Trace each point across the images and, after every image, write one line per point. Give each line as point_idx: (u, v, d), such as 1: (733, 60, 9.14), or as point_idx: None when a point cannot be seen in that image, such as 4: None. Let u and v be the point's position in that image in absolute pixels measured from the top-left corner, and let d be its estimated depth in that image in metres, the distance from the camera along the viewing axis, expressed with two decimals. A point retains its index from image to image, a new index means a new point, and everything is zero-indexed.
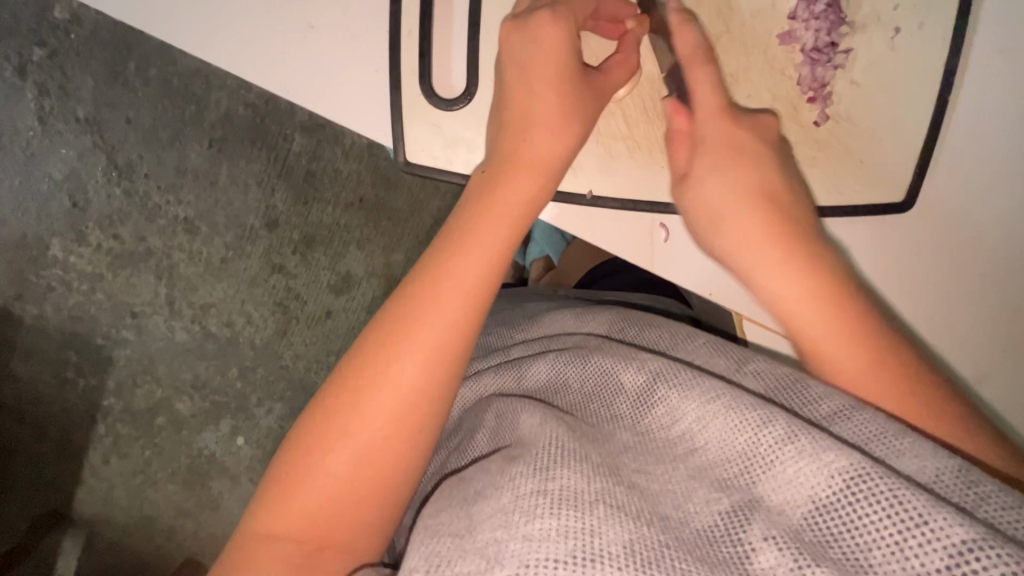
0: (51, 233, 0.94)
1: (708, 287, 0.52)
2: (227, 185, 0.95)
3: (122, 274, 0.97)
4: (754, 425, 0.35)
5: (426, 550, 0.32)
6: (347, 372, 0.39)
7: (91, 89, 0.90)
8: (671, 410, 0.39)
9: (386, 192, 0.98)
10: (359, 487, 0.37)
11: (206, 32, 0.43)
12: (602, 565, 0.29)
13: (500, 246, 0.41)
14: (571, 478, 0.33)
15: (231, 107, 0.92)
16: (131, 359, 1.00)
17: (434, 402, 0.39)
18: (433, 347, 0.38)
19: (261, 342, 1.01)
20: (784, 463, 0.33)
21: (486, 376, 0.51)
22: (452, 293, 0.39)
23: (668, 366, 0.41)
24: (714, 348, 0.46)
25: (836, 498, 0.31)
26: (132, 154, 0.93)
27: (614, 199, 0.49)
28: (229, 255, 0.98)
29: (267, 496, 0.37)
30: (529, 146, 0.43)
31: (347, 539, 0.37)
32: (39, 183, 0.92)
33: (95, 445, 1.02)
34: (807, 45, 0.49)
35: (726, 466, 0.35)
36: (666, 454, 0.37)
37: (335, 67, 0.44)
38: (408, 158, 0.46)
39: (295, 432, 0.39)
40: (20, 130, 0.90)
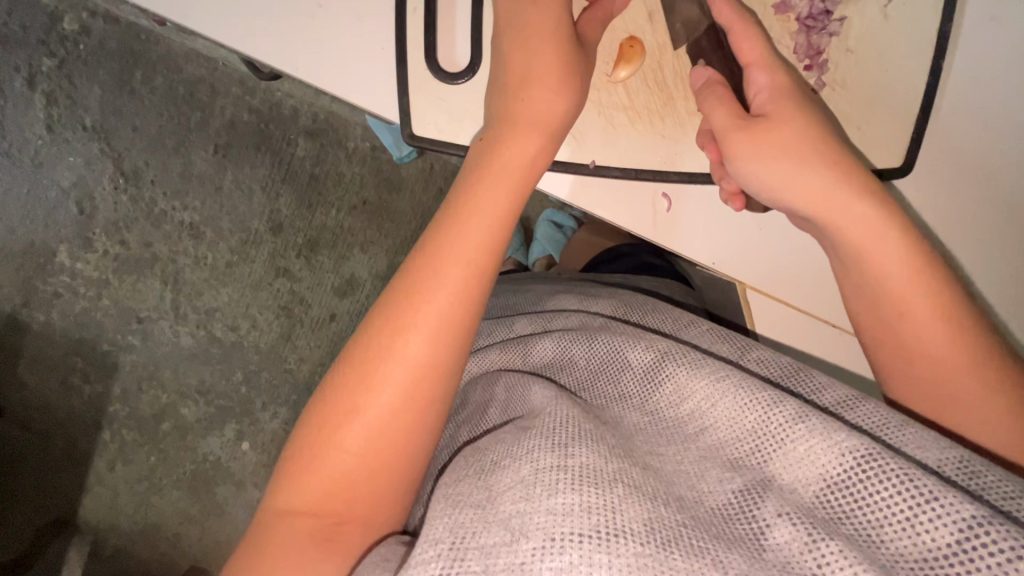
0: (57, 240, 0.95)
1: (713, 257, 0.50)
2: (232, 190, 0.96)
3: (128, 280, 0.98)
4: (762, 405, 0.35)
5: (449, 520, 0.31)
6: (363, 339, 0.39)
7: (98, 97, 0.91)
8: (679, 388, 0.39)
9: (389, 195, 0.99)
10: (371, 467, 0.37)
11: (210, 8, 0.42)
12: (623, 540, 0.28)
13: (502, 210, 0.41)
14: (589, 456, 0.33)
15: (236, 114, 0.94)
16: (137, 365, 1.01)
17: (439, 382, 0.38)
18: (435, 319, 0.38)
19: (266, 346, 1.02)
20: (795, 441, 0.33)
21: (491, 352, 0.51)
22: (454, 264, 0.39)
23: (677, 347, 0.41)
24: (723, 335, 0.45)
25: (847, 476, 0.31)
26: (138, 161, 0.94)
27: (617, 168, 0.47)
28: (234, 259, 0.98)
29: (283, 475, 0.37)
30: (526, 106, 0.43)
31: (368, 510, 0.37)
32: (46, 191, 0.93)
33: (100, 452, 1.02)
34: (802, 13, 0.47)
35: (737, 445, 0.35)
36: (674, 435, 0.37)
37: (342, 41, 0.43)
38: (414, 131, 0.45)
39: (306, 416, 0.39)
40: (29, 139, 0.91)
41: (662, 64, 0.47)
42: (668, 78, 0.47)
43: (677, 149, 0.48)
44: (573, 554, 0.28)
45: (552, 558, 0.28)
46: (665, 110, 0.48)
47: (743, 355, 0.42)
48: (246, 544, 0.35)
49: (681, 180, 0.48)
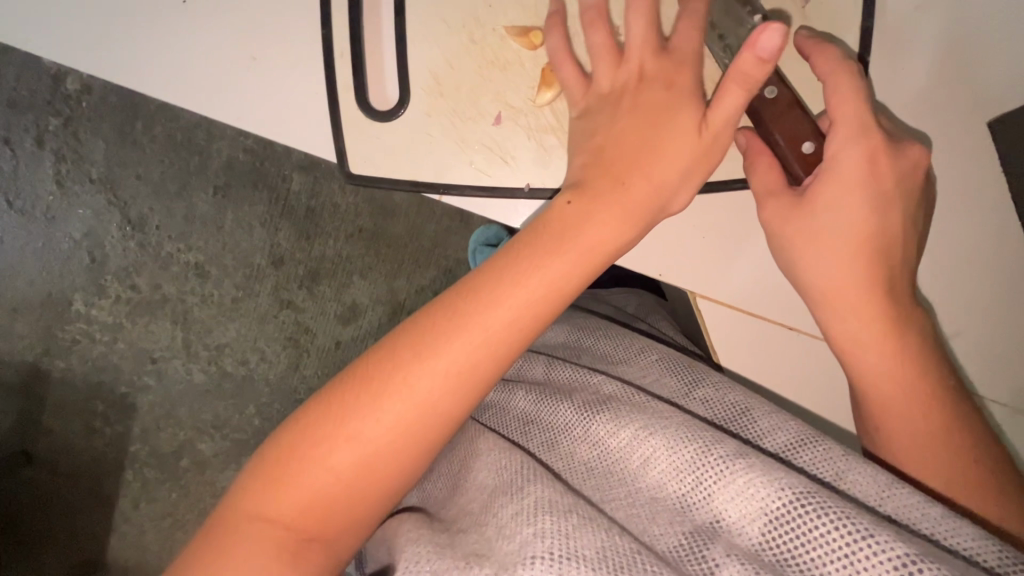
0: (72, 289, 0.99)
1: (658, 269, 0.53)
2: (233, 228, 0.99)
3: (140, 322, 1.01)
4: (702, 447, 0.39)
5: (408, 550, 0.39)
6: (381, 357, 0.40)
7: (103, 150, 0.95)
8: (617, 423, 0.43)
9: (384, 221, 1.01)
10: (355, 486, 0.39)
11: (164, 75, 0.49)
12: (574, 563, 0.34)
13: (556, 286, 0.41)
14: (542, 491, 0.39)
15: (232, 154, 0.97)
16: (154, 405, 1.04)
17: (445, 426, 0.40)
18: (460, 370, 0.39)
19: (275, 378, 1.04)
20: (734, 475, 0.37)
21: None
22: (498, 314, 0.40)
23: (622, 391, 0.47)
24: (671, 365, 0.50)
25: (786, 510, 0.34)
26: (143, 208, 0.98)
27: (552, 190, 0.52)
28: (239, 295, 1.01)
29: (257, 471, 0.39)
30: (626, 191, 0.44)
31: (357, 512, 0.39)
32: (60, 243, 0.98)
33: (124, 492, 1.05)
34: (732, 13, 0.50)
35: (681, 480, 0.39)
36: (627, 480, 0.42)
37: (281, 94, 0.50)
38: (352, 170, 0.51)
39: (298, 415, 0.40)
40: (41, 195, 0.96)
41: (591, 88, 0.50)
42: None
43: None
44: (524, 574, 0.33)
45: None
46: None
47: (689, 395, 0.48)
48: (207, 535, 0.38)
49: None
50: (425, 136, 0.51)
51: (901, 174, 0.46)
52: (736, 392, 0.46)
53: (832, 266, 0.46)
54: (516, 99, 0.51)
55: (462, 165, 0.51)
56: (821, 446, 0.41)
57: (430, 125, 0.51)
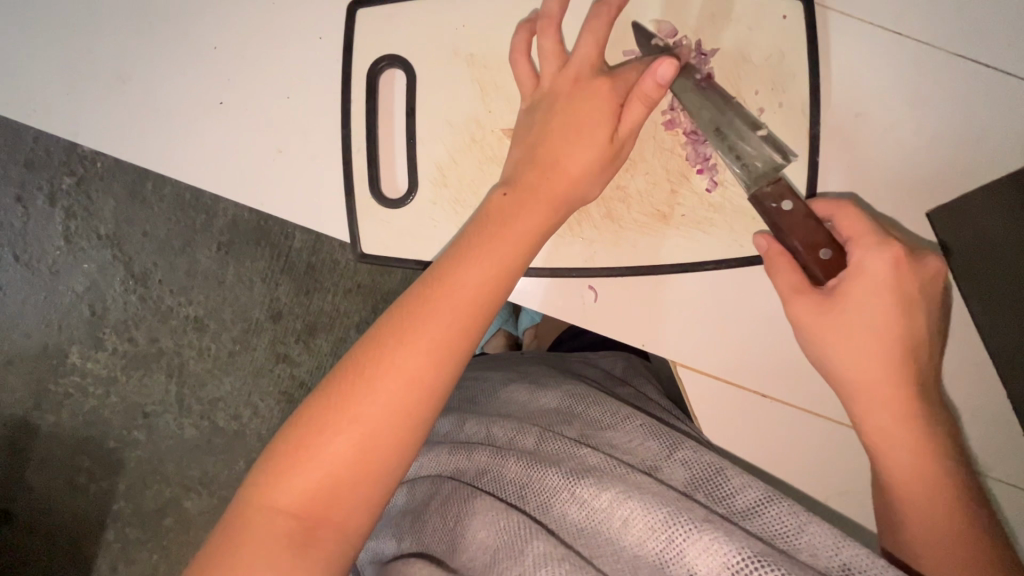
0: (70, 342, 1.00)
1: (642, 340, 0.56)
2: (234, 283, 1.01)
3: (134, 376, 1.01)
4: (673, 510, 0.42)
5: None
6: (367, 347, 0.42)
7: (112, 208, 0.99)
8: (602, 484, 0.45)
9: (381, 277, 1.04)
10: (359, 473, 0.40)
11: (198, 164, 0.55)
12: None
13: (507, 262, 0.45)
14: (542, 545, 0.41)
15: (237, 213, 1.00)
16: (141, 460, 1.02)
17: (432, 403, 0.42)
18: (438, 344, 0.42)
19: (267, 433, 1.03)
20: (700, 532, 0.40)
21: (441, 450, 0.57)
22: (464, 290, 0.43)
23: (605, 460, 0.48)
24: (655, 433, 0.52)
25: (744, 564, 0.37)
26: (147, 263, 1.00)
27: (542, 268, 0.56)
28: (235, 349, 1.02)
29: (263, 473, 0.40)
30: (553, 178, 0.48)
31: (351, 504, 0.40)
32: (62, 296, 0.99)
33: (104, 552, 1.01)
34: (687, 128, 0.53)
35: (655, 538, 0.41)
36: (607, 534, 0.43)
37: (297, 180, 0.55)
38: (363, 249, 0.55)
39: (293, 420, 0.41)
40: (48, 250, 0.99)
41: None
42: None
43: (589, 250, 0.55)
44: None
45: None
46: (580, 218, 0.55)
47: (668, 459, 0.50)
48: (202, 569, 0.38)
49: (600, 274, 0.55)
50: (427, 220, 0.55)
51: (926, 281, 0.47)
52: (706, 457, 0.49)
53: (853, 362, 0.47)
54: None
55: None
56: (785, 503, 0.44)
57: (434, 210, 0.55)
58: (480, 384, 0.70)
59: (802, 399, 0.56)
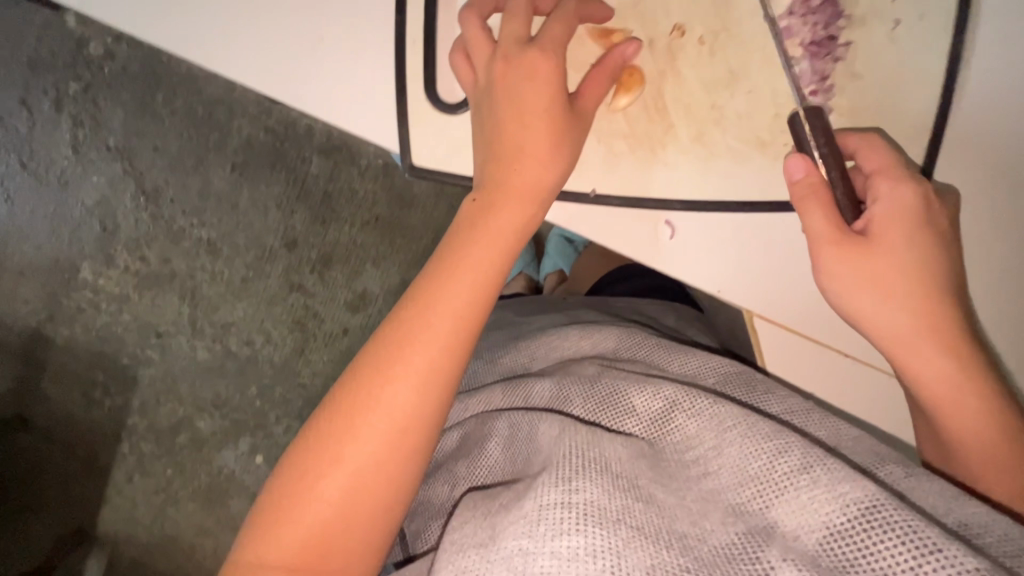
0: (82, 257, 0.98)
1: (719, 285, 0.51)
2: (248, 207, 0.98)
3: (147, 295, 1.00)
4: (770, 456, 0.34)
5: (453, 565, 0.31)
6: (337, 394, 0.39)
7: (121, 119, 0.94)
8: (687, 435, 0.38)
9: (400, 211, 1.01)
10: (348, 517, 0.37)
11: (221, 49, 0.47)
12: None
13: (491, 269, 0.42)
14: (592, 491, 0.32)
15: (252, 133, 0.96)
16: (155, 378, 1.03)
17: (421, 431, 0.39)
18: (423, 372, 0.39)
19: (280, 360, 1.03)
20: (797, 489, 0.32)
21: (495, 386, 0.51)
22: (448, 311, 0.40)
23: (681, 391, 0.40)
24: (735, 381, 0.45)
25: (850, 525, 0.30)
26: (158, 180, 0.97)
27: (617, 196, 0.50)
28: (249, 275, 1.00)
29: (253, 529, 0.37)
30: (518, 175, 0.44)
31: (343, 552, 0.37)
32: (71, 209, 0.96)
33: (119, 463, 1.04)
34: (807, 38, 0.47)
35: (741, 489, 0.34)
36: (681, 475, 0.36)
37: (337, 73, 0.48)
38: (414, 162, 0.49)
39: (278, 470, 0.39)
40: (56, 160, 0.95)
41: (661, 92, 0.49)
42: (667, 106, 0.49)
43: (671, 178, 0.50)
44: None
45: None
46: (664, 138, 0.50)
47: (758, 400, 0.43)
48: None
49: (680, 208, 0.50)
50: None
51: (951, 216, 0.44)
52: (802, 402, 0.42)
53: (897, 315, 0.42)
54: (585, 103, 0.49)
55: None
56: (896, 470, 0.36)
57: None
58: (505, 326, 0.68)
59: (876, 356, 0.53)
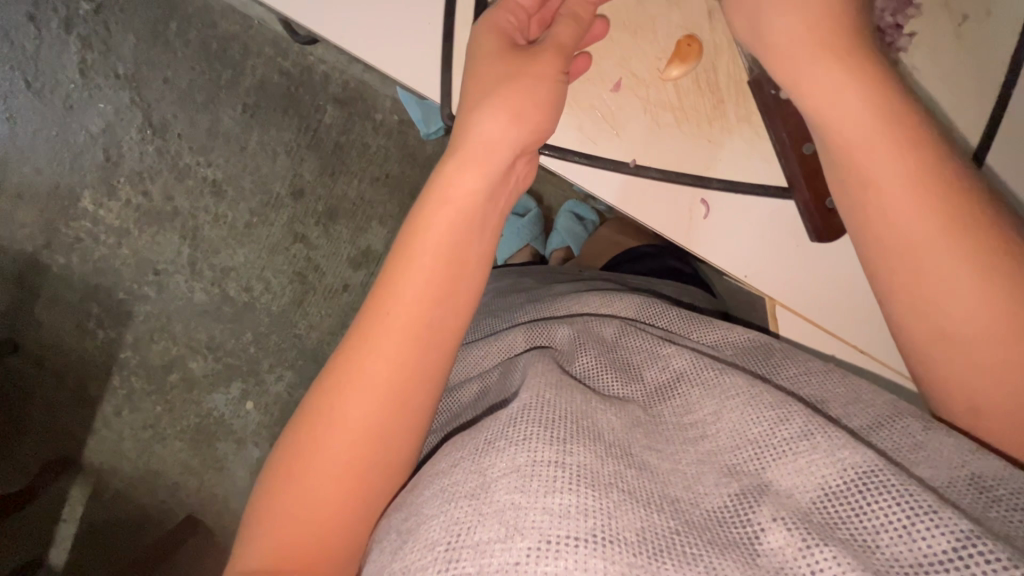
0: (82, 185, 0.96)
1: (746, 270, 0.52)
2: (257, 151, 0.96)
3: (148, 231, 0.99)
4: (771, 424, 0.34)
5: (445, 517, 0.30)
6: (326, 373, 0.37)
7: (132, 46, 0.92)
8: (687, 403, 0.39)
9: (412, 170, 1.00)
10: (347, 491, 0.35)
11: None
12: (617, 548, 0.28)
13: (460, 218, 0.39)
14: (585, 455, 0.32)
15: (266, 75, 0.94)
16: (150, 316, 1.02)
17: (412, 392, 0.37)
18: (404, 332, 0.37)
19: (277, 310, 1.02)
20: (796, 454, 0.33)
21: (516, 332, 0.50)
22: (424, 260, 0.38)
23: (692, 364, 0.41)
24: (752, 353, 0.45)
25: (846, 487, 0.30)
26: (166, 113, 0.94)
27: (657, 169, 0.50)
28: (253, 221, 0.99)
29: (257, 512, 0.35)
30: (476, 134, 0.41)
31: (339, 530, 0.35)
32: (75, 134, 0.94)
33: (109, 396, 1.04)
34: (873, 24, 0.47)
35: (737, 453, 0.35)
36: (677, 438, 0.37)
37: (384, 18, 0.47)
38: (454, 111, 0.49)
39: (276, 452, 0.37)
40: (62, 82, 0.92)
41: (716, 68, 0.49)
42: (720, 82, 0.49)
43: (717, 156, 0.50)
44: (568, 560, 0.27)
45: (547, 562, 0.28)
46: (713, 114, 0.50)
47: (774, 368, 0.42)
48: None
49: (719, 187, 0.50)
50: None
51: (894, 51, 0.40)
52: (823, 364, 0.42)
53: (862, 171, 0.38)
54: (640, 68, 0.50)
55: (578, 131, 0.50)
56: (899, 423, 0.35)
57: None
58: (513, 290, 0.67)
59: (885, 352, 0.53)
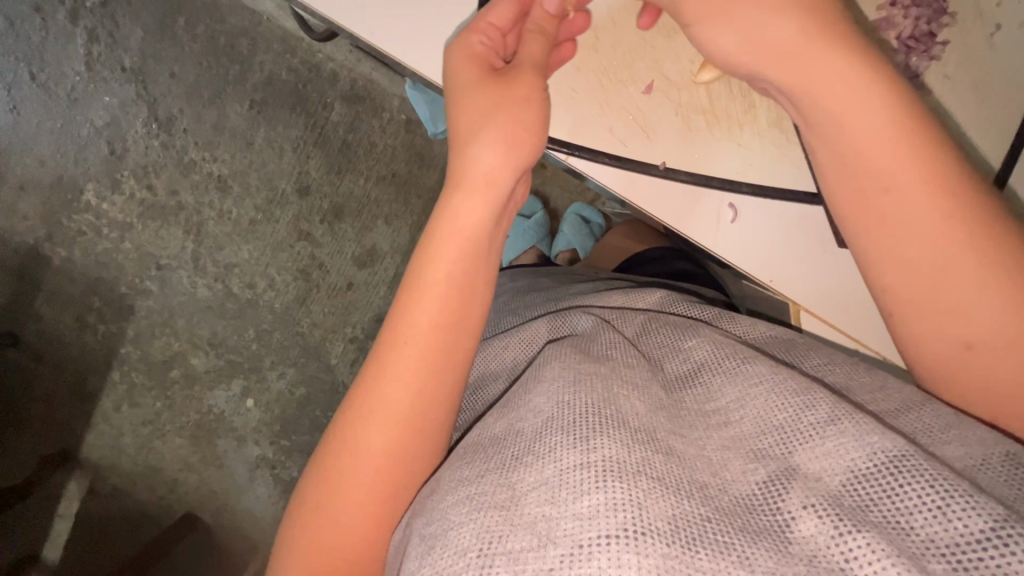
0: (86, 178, 0.95)
1: (770, 275, 0.52)
2: (263, 147, 0.96)
3: (151, 226, 0.98)
4: (798, 409, 0.34)
5: (474, 526, 0.30)
6: (357, 388, 0.39)
7: (139, 39, 0.91)
8: (710, 390, 0.39)
9: (418, 170, 1.00)
10: (381, 494, 0.37)
11: None
12: (650, 539, 0.28)
13: (471, 240, 0.40)
14: (611, 448, 0.32)
15: (274, 71, 0.93)
16: (152, 311, 1.01)
17: (436, 407, 0.39)
18: (426, 353, 0.38)
19: (280, 307, 1.02)
20: (823, 438, 0.33)
21: (538, 324, 0.50)
22: (437, 283, 0.39)
23: (714, 354, 0.41)
24: (774, 344, 0.45)
25: (877, 470, 0.30)
26: (172, 108, 0.94)
27: (686, 172, 0.50)
28: (258, 217, 0.98)
29: (296, 515, 0.38)
30: (474, 164, 0.41)
31: (377, 528, 0.37)
32: (79, 127, 0.93)
33: (108, 391, 1.03)
34: (905, 32, 0.48)
35: (763, 437, 0.34)
36: (701, 424, 0.37)
37: (408, 13, 0.47)
38: None
39: (314, 458, 0.40)
40: (67, 73, 0.91)
41: None
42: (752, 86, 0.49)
43: (748, 159, 0.50)
44: (602, 559, 0.27)
45: (582, 564, 0.27)
46: (745, 117, 0.50)
47: (799, 357, 0.43)
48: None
49: (749, 191, 0.50)
50: (563, 88, 0.49)
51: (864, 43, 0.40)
52: (846, 357, 0.42)
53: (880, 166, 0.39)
54: (673, 70, 0.50)
55: (602, 131, 0.50)
56: (927, 408, 0.35)
57: (574, 78, 0.49)
58: (528, 289, 0.67)
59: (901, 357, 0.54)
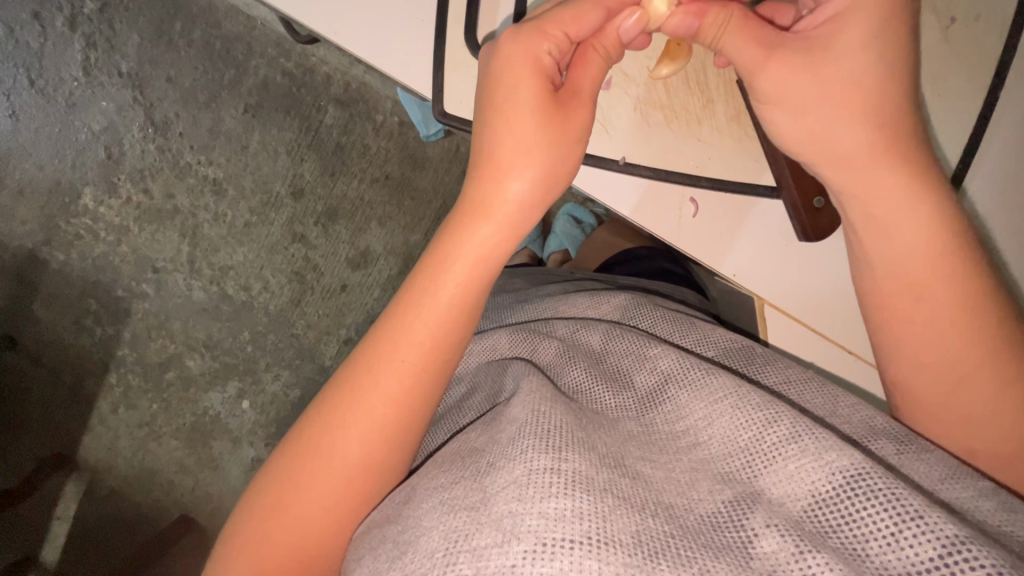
0: (83, 182, 0.96)
1: (734, 269, 0.53)
2: (258, 150, 0.97)
3: (148, 229, 0.99)
4: (761, 427, 0.34)
5: (444, 526, 0.31)
6: (332, 393, 0.40)
7: (136, 45, 0.93)
8: (679, 408, 0.39)
9: (411, 172, 1.01)
10: (347, 496, 0.38)
11: None
12: (611, 549, 0.28)
13: (487, 269, 0.40)
14: (579, 461, 0.32)
15: (268, 75, 0.94)
16: (148, 314, 1.02)
17: (407, 413, 0.39)
18: (417, 369, 0.39)
19: (275, 308, 1.03)
20: (786, 459, 0.33)
21: (501, 333, 0.50)
22: (443, 303, 0.39)
23: (679, 365, 0.41)
24: (736, 354, 0.45)
25: (835, 493, 0.31)
26: (168, 112, 0.95)
27: (646, 167, 0.50)
28: (252, 220, 0.99)
29: (251, 514, 0.38)
30: (502, 196, 0.40)
31: (338, 528, 0.39)
32: (77, 131, 0.95)
33: (105, 393, 1.04)
34: None
35: (729, 460, 0.35)
36: (670, 447, 0.37)
37: (373, 11, 0.47)
38: (445, 108, 0.49)
39: (276, 458, 0.40)
40: (65, 79, 0.93)
41: (705, 68, 0.51)
42: (709, 82, 0.50)
43: (707, 155, 0.51)
44: (564, 561, 0.27)
45: (543, 563, 0.27)
46: (703, 113, 0.51)
47: (757, 372, 0.43)
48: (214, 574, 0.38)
49: (709, 186, 0.50)
50: None
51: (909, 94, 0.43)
52: (802, 371, 0.43)
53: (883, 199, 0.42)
54: (629, 66, 0.50)
55: None
56: (873, 445, 0.36)
57: None
58: (506, 289, 0.67)
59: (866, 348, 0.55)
